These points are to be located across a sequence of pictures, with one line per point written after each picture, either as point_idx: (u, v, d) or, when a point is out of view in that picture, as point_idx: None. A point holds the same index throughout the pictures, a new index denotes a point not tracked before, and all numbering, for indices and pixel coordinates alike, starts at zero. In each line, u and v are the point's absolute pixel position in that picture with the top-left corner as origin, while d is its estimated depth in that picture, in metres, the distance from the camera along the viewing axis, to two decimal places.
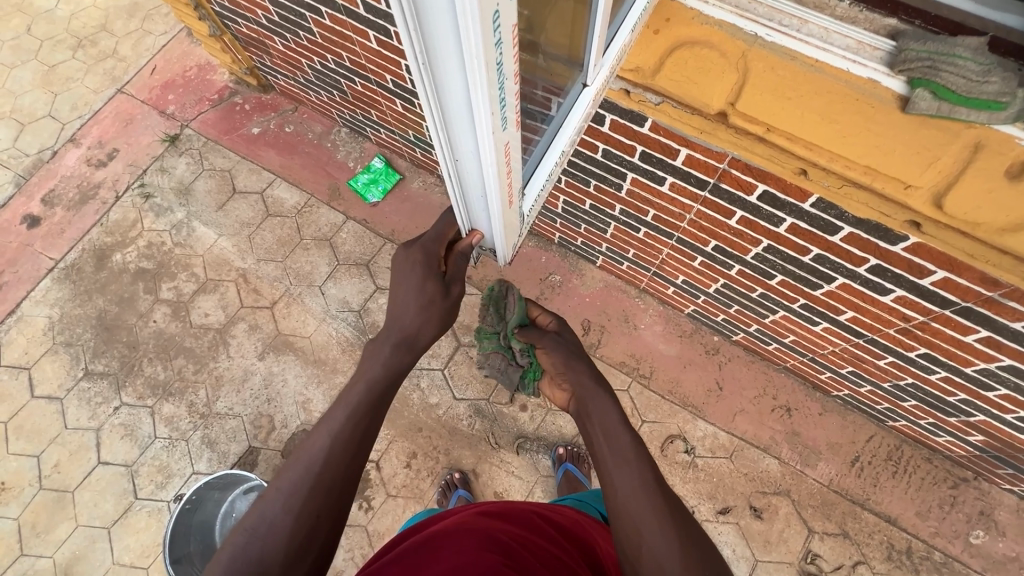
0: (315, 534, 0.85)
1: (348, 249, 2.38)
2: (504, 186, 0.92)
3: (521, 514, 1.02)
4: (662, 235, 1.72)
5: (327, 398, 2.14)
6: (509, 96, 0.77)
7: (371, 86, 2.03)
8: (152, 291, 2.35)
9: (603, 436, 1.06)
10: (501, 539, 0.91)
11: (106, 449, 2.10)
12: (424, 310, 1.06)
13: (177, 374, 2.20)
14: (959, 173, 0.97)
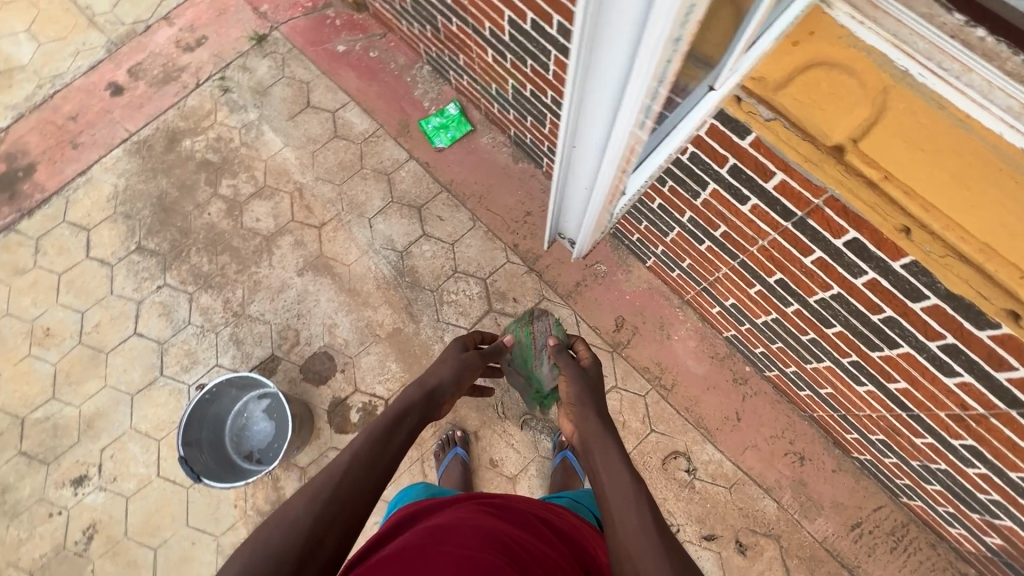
0: (329, 533, 0.86)
1: (404, 188, 2.37)
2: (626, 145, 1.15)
3: (523, 515, 1.04)
4: (725, 254, 1.65)
5: (352, 327, 2.19)
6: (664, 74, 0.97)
7: (467, 31, 1.96)
8: (212, 184, 2.41)
9: (613, 478, 1.08)
10: (502, 538, 0.92)
11: (143, 323, 2.21)
12: None
13: (220, 269, 2.28)
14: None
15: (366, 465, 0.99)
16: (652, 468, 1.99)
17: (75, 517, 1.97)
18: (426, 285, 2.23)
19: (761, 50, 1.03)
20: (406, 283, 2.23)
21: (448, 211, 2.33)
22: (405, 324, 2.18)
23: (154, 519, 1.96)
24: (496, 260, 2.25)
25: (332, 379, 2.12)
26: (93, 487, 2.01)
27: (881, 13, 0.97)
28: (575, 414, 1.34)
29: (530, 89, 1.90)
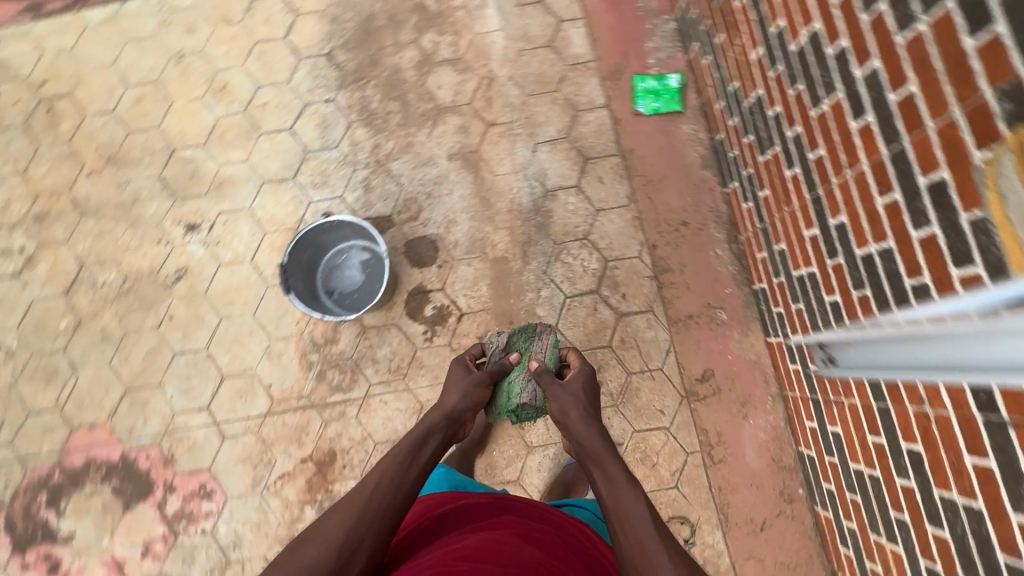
0: (360, 547, 1.14)
1: (583, 132, 2.25)
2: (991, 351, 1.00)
3: (541, 535, 1.19)
4: (870, 394, 1.47)
5: (467, 233, 2.17)
6: None
7: (749, 13, 1.72)
8: (418, 30, 2.37)
9: (614, 490, 1.33)
10: (536, 561, 1.04)
11: (300, 124, 2.29)
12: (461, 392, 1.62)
13: (385, 114, 2.29)
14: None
15: (389, 484, 1.29)
16: None
17: (175, 255, 2.18)
18: (552, 234, 2.16)
19: None
20: (536, 221, 2.17)
21: (611, 177, 2.20)
22: (514, 258, 2.14)
23: (231, 294, 2.13)
24: (628, 249, 2.14)
25: (426, 268, 2.14)
26: (199, 239, 2.19)
27: None
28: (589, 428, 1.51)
29: (777, 110, 1.66)
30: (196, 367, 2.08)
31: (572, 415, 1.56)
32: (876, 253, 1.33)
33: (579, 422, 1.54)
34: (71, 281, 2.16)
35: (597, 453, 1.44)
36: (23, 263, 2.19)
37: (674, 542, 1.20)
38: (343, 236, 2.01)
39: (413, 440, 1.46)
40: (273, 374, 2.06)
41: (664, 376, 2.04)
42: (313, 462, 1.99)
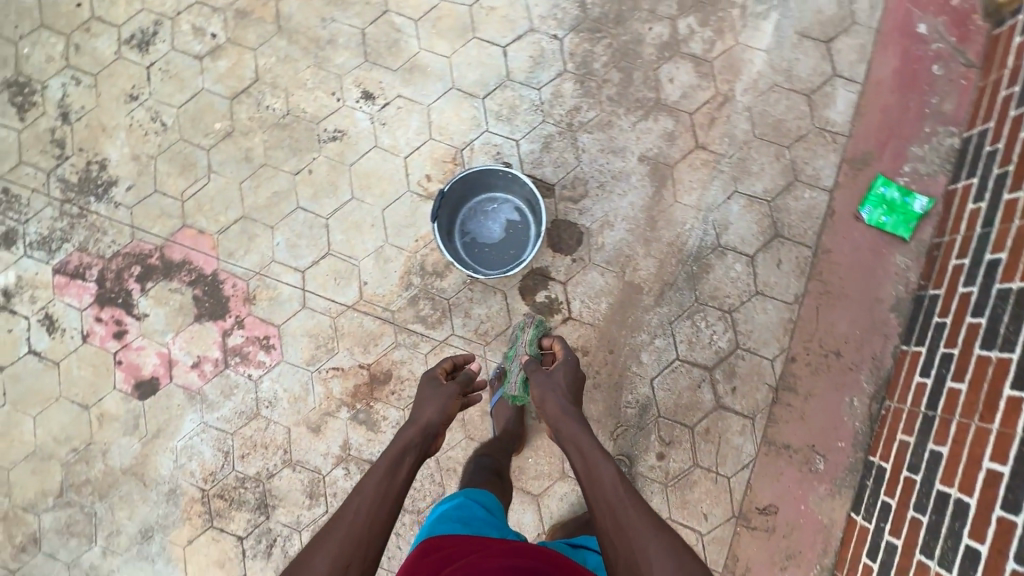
0: None
1: (789, 206, 1.98)
2: None
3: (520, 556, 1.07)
4: None
5: (616, 243, 2.00)
6: None
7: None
8: (682, 9, 2.08)
9: (597, 475, 1.25)
10: None
11: (515, 47, 2.10)
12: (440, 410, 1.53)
13: (602, 80, 2.07)
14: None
15: (361, 522, 1.18)
16: None
17: (341, 115, 2.11)
18: (698, 290, 1.96)
19: None
20: (689, 269, 1.97)
21: (791, 267, 1.96)
22: (647, 293, 1.97)
23: (372, 180, 2.07)
24: (764, 348, 1.93)
25: (560, 255, 2.00)
26: (368, 111, 2.11)
27: None
28: (571, 428, 1.39)
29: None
30: (310, 230, 2.07)
31: (556, 412, 1.43)
32: None
33: (560, 419, 1.41)
34: (241, 90, 2.15)
35: (574, 436, 1.37)
36: (209, 49, 2.18)
37: (665, 524, 1.12)
38: (506, 189, 1.88)
39: (382, 472, 1.32)
40: (372, 276, 2.03)
41: (726, 486, 1.90)
42: (369, 373, 2.00)
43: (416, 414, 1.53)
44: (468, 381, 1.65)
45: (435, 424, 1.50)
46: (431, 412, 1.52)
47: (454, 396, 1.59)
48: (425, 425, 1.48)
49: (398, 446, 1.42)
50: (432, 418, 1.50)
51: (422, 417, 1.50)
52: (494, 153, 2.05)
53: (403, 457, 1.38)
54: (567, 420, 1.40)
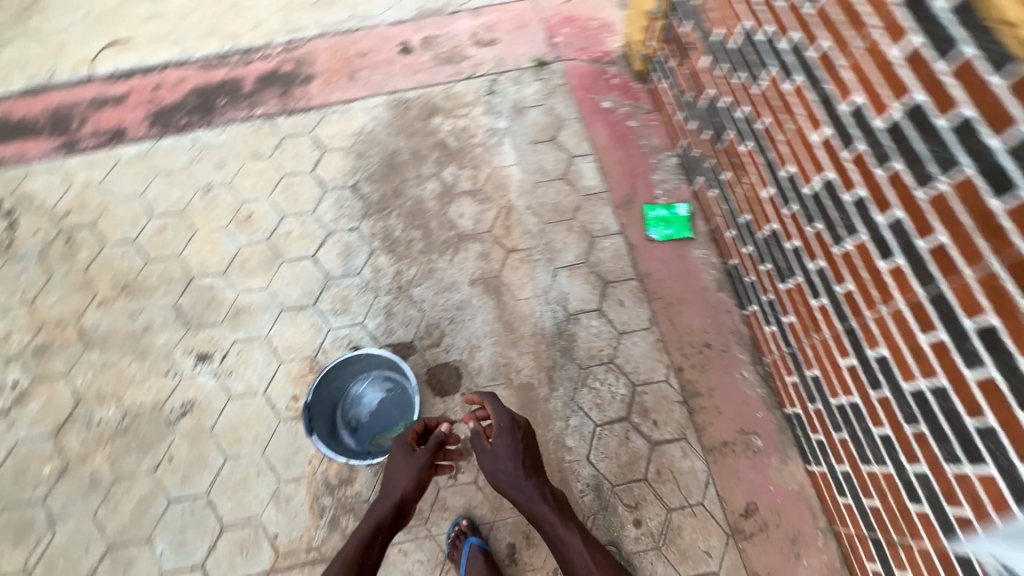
0: None
1: (601, 257, 2.32)
2: None
3: None
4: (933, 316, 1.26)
5: (491, 359, 2.13)
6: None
7: (831, 60, 1.42)
8: (439, 165, 2.52)
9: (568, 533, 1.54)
10: None
11: (323, 251, 2.32)
12: (414, 469, 1.60)
13: (408, 241, 2.35)
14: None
15: None
16: None
17: (182, 388, 2.07)
18: (577, 358, 2.13)
19: None
20: (559, 345, 2.16)
21: (632, 299, 2.24)
22: (539, 384, 2.09)
23: (240, 431, 2.00)
24: (655, 373, 2.11)
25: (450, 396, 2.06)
26: (209, 370, 2.10)
27: None
28: (536, 505, 1.59)
29: (860, 194, 1.41)
30: (193, 518, 1.87)
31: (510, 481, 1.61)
32: (923, 389, 1.33)
33: (513, 491, 1.61)
34: (64, 420, 2.01)
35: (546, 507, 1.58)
36: (13, 400, 2.05)
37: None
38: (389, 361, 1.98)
39: (356, 549, 1.47)
40: (280, 523, 1.86)
41: (705, 510, 1.91)
42: None
43: (391, 482, 1.59)
44: (438, 446, 1.66)
45: (415, 485, 1.59)
46: (405, 475, 1.59)
47: (420, 459, 1.63)
48: (408, 487, 1.57)
49: (369, 521, 1.53)
50: (408, 488, 1.57)
51: (406, 478, 1.59)
52: (346, 343, 2.14)
53: (375, 535, 1.51)
54: (525, 493, 1.60)
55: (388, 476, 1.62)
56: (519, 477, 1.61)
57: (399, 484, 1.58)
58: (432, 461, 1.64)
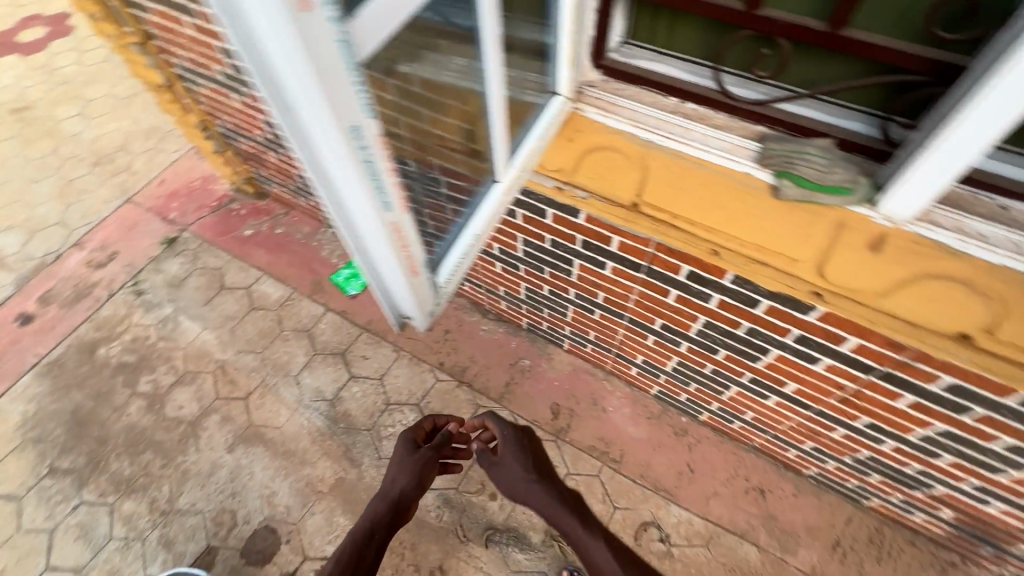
0: None
1: (325, 339, 2.46)
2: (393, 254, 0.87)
3: None
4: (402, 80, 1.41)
5: (293, 490, 2.10)
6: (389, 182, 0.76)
7: None
8: (130, 384, 2.39)
9: (592, 545, 1.36)
10: None
11: (57, 553, 2.02)
12: (405, 471, 1.55)
13: (143, 469, 2.17)
14: (904, 275, 0.98)
15: None
16: None
17: None
18: (361, 425, 2.22)
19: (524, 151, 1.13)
20: (340, 429, 2.22)
21: (371, 348, 2.42)
22: (346, 472, 2.12)
23: None
24: (427, 382, 2.32)
25: (279, 554, 1.98)
26: None
27: (620, 107, 1.19)
28: (546, 503, 1.48)
29: None
30: None
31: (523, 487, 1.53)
32: (523, 247, 1.79)
33: (517, 490, 1.55)
34: None
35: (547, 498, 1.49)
36: None
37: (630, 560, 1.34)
38: None
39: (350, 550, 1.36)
40: None
41: None
42: None
43: (397, 471, 1.55)
44: (442, 444, 1.66)
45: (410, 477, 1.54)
46: (407, 462, 1.56)
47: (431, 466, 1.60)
48: (406, 483, 1.52)
49: (365, 522, 1.45)
50: (405, 481, 1.52)
51: (404, 462, 1.56)
52: None
53: (372, 534, 1.41)
54: (535, 495, 1.51)
55: (394, 465, 1.57)
56: (528, 478, 1.53)
57: (399, 470, 1.55)
58: (431, 463, 1.60)
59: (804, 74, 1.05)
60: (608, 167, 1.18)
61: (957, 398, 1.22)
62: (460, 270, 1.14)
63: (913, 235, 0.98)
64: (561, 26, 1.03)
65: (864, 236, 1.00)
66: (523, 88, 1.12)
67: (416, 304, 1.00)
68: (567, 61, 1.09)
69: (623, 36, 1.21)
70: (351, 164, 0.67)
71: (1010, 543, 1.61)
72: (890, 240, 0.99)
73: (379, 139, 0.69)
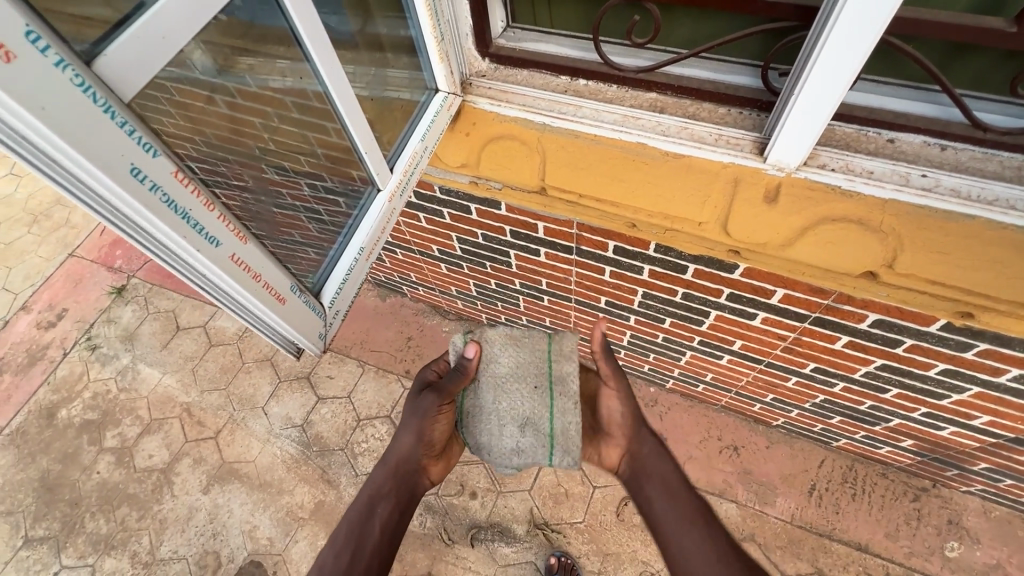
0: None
1: (288, 365, 2.42)
2: (255, 291, 0.79)
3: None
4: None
5: (274, 522, 2.08)
6: (213, 212, 0.69)
7: None
8: (96, 442, 2.34)
9: None
10: None
11: None
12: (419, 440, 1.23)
13: (121, 525, 2.13)
14: (802, 223, 0.98)
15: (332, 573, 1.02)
16: (611, 524, 1.94)
17: None
18: (334, 446, 2.20)
19: (410, 153, 1.08)
20: (314, 452, 2.20)
21: (335, 367, 2.40)
22: (326, 495, 2.10)
23: None
24: (395, 393, 2.30)
25: None
26: None
27: (511, 94, 1.15)
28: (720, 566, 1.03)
29: None
30: None
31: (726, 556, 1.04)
32: (460, 245, 1.77)
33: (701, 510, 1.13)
34: None
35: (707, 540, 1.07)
36: None
37: None
38: None
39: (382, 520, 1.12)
40: None
41: None
42: None
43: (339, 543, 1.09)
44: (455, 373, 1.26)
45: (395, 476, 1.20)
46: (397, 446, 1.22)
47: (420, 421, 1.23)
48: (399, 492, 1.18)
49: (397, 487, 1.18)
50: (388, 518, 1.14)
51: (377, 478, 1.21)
52: None
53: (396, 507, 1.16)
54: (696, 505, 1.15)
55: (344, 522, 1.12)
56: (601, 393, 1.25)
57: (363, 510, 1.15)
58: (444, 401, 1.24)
59: (686, 34, 1.04)
60: (507, 155, 1.17)
61: (885, 332, 1.23)
62: (354, 285, 1.04)
63: (806, 181, 0.97)
64: (419, 22, 1.00)
65: (758, 189, 0.99)
66: (385, 85, 1.07)
67: (300, 330, 0.90)
68: (436, 56, 1.06)
69: (507, 20, 1.18)
70: (147, 206, 0.61)
71: (971, 462, 1.64)
72: (785, 190, 0.98)
73: (177, 175, 0.63)
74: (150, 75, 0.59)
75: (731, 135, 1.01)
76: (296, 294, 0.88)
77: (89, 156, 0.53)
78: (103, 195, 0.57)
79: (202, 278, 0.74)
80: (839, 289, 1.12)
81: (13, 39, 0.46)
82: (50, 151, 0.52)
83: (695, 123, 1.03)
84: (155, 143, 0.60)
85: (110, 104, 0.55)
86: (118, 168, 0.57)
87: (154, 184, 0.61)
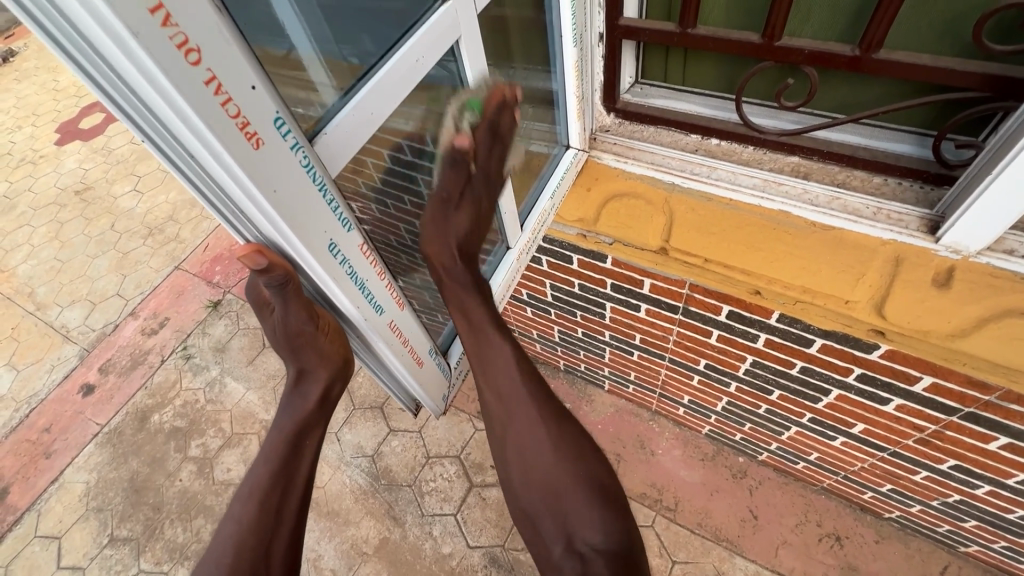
0: None
1: (363, 394, 2.45)
2: (399, 353, 0.90)
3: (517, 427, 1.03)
4: None
5: (339, 553, 2.05)
6: (375, 282, 0.79)
7: None
8: (181, 449, 2.45)
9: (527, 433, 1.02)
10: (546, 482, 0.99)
11: None
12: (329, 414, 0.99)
13: (196, 534, 2.20)
14: (981, 314, 0.87)
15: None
16: None
17: None
18: (403, 482, 2.18)
19: (542, 210, 1.11)
20: (382, 485, 2.18)
21: None
22: (390, 532, 2.06)
23: None
24: (466, 432, 2.26)
25: None
26: None
27: (638, 151, 1.13)
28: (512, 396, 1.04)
29: None
30: None
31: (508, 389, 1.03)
32: (553, 292, 1.73)
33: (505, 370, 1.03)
34: None
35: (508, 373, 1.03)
36: None
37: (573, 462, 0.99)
38: None
39: (270, 511, 0.91)
40: None
41: None
42: None
43: None
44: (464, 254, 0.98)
45: (274, 486, 0.93)
46: (267, 437, 0.97)
47: (306, 407, 0.96)
48: (289, 512, 0.94)
49: (301, 475, 0.96)
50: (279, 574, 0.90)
51: (238, 507, 0.92)
52: None
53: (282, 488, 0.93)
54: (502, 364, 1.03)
55: (206, 559, 0.90)
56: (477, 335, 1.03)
57: (219, 568, 0.86)
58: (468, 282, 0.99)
59: (841, 98, 0.97)
60: (628, 214, 1.13)
61: None
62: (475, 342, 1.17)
63: (987, 268, 0.88)
64: (564, 78, 1.02)
65: (927, 273, 0.91)
66: (529, 139, 1.11)
67: (428, 394, 1.04)
68: (574, 114, 1.08)
69: (635, 76, 1.16)
70: (333, 274, 0.70)
71: None
72: (960, 275, 0.89)
73: (359, 244, 0.72)
74: (353, 151, 0.67)
75: (894, 210, 0.94)
76: (431, 358, 1.03)
77: (301, 235, 0.62)
78: (303, 265, 0.66)
79: (360, 336, 0.85)
80: (1009, 386, 0.98)
81: (268, 132, 0.53)
82: (275, 234, 0.61)
83: (850, 194, 0.97)
84: (350, 219, 0.69)
85: (323, 183, 0.63)
86: (322, 246, 0.66)
87: (342, 255, 0.70)
